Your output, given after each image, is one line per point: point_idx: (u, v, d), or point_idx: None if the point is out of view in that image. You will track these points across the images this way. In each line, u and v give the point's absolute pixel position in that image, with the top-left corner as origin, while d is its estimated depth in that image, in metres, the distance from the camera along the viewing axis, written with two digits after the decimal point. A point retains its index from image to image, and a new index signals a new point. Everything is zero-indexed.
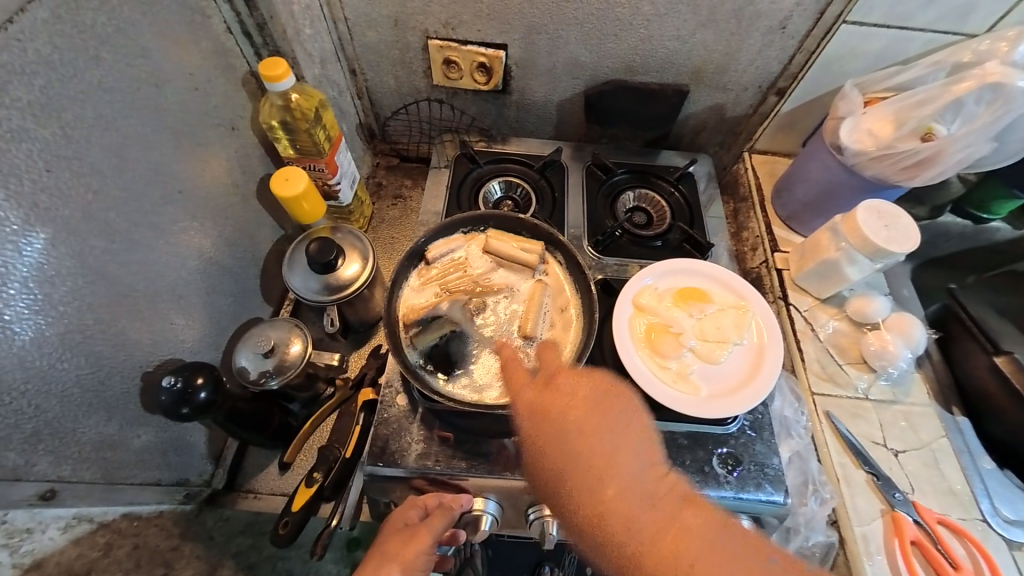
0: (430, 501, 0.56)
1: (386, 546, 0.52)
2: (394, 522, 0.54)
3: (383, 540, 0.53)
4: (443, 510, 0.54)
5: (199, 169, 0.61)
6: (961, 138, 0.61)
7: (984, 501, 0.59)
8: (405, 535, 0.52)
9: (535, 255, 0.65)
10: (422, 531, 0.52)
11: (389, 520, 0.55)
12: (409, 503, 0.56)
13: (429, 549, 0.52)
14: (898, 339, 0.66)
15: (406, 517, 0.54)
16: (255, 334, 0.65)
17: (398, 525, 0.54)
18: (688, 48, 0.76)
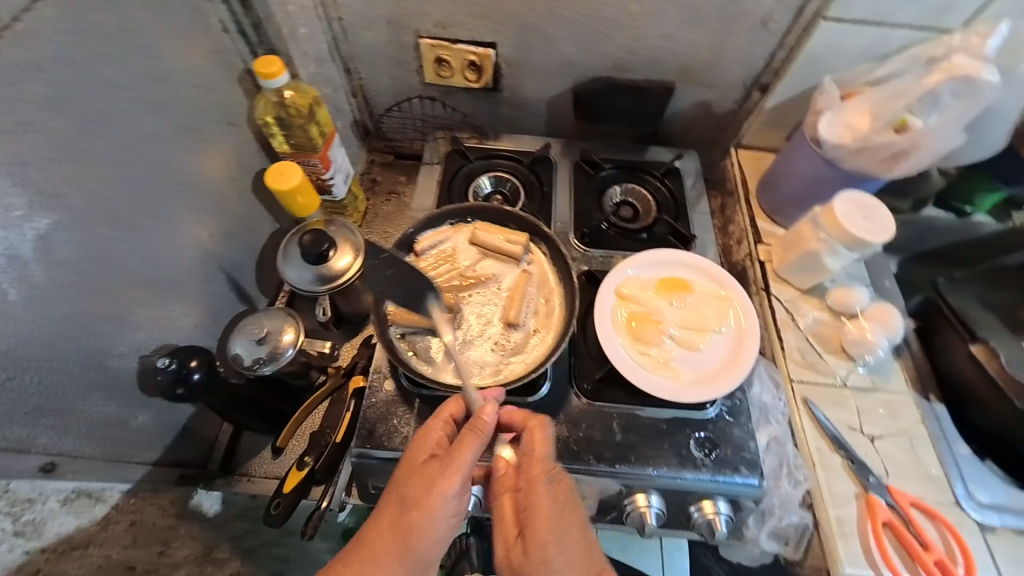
0: (453, 415, 0.54)
1: (409, 475, 0.50)
2: (415, 449, 0.52)
3: (407, 468, 0.50)
4: (470, 430, 0.51)
5: (199, 162, 0.63)
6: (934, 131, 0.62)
7: (959, 485, 0.60)
8: (433, 465, 0.50)
9: (520, 246, 0.66)
10: (453, 458, 0.49)
11: (409, 445, 0.53)
12: (429, 425, 0.53)
13: (463, 476, 0.49)
14: (877, 329, 0.68)
15: (430, 444, 0.52)
16: (250, 323, 0.67)
17: (420, 453, 0.51)
18: (674, 45, 0.78)
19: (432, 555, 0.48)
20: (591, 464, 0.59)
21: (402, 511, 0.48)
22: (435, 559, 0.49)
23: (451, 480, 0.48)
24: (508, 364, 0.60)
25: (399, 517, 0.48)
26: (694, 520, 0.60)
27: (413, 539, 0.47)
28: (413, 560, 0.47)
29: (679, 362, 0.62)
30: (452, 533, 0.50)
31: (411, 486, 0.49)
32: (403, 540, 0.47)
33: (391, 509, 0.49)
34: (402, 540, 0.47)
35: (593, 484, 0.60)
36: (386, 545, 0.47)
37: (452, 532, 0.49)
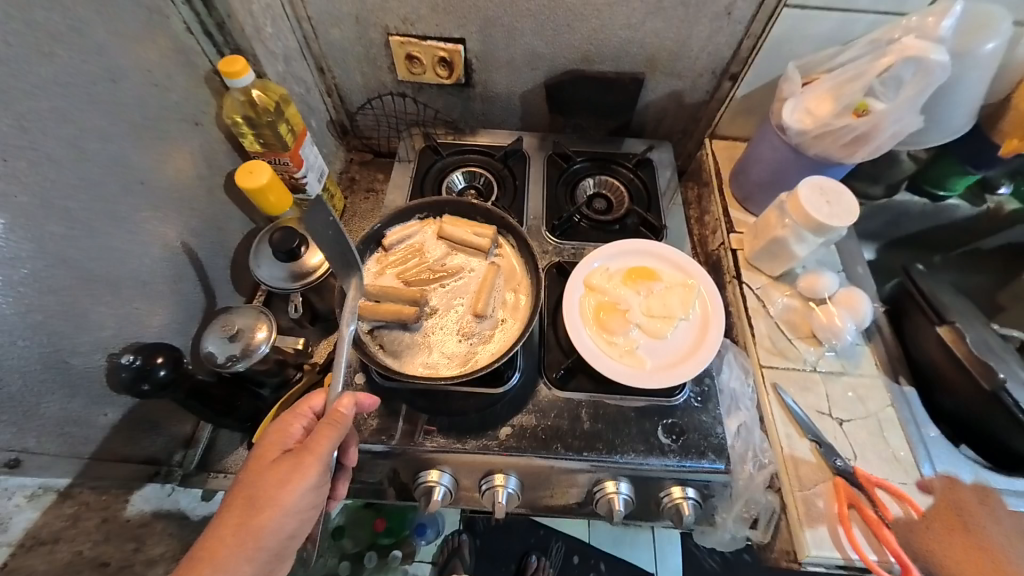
0: (314, 407, 0.55)
1: (257, 475, 0.49)
2: (268, 446, 0.52)
3: (257, 466, 0.50)
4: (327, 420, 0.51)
5: (162, 162, 0.63)
6: (891, 112, 0.62)
7: (927, 466, 0.61)
8: (285, 460, 0.49)
9: (487, 239, 0.67)
10: (305, 452, 0.49)
11: (263, 442, 0.52)
12: (283, 421, 0.53)
13: (316, 468, 0.49)
14: (844, 314, 0.68)
15: (285, 438, 0.52)
16: (222, 321, 0.68)
17: (271, 451, 0.51)
18: (640, 36, 0.79)
19: (280, 552, 0.48)
20: (560, 453, 0.59)
21: (246, 512, 0.47)
22: (287, 553, 0.49)
23: (304, 472, 0.49)
24: (473, 355, 0.60)
25: (246, 517, 0.47)
26: (662, 506, 0.61)
27: (257, 537, 0.46)
28: (260, 558, 0.47)
29: (645, 350, 0.63)
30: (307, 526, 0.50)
31: (258, 484, 0.48)
32: (249, 540, 0.46)
33: (236, 510, 0.47)
34: (249, 541, 0.46)
35: (564, 473, 0.60)
36: (228, 549, 0.45)
37: (307, 525, 0.50)
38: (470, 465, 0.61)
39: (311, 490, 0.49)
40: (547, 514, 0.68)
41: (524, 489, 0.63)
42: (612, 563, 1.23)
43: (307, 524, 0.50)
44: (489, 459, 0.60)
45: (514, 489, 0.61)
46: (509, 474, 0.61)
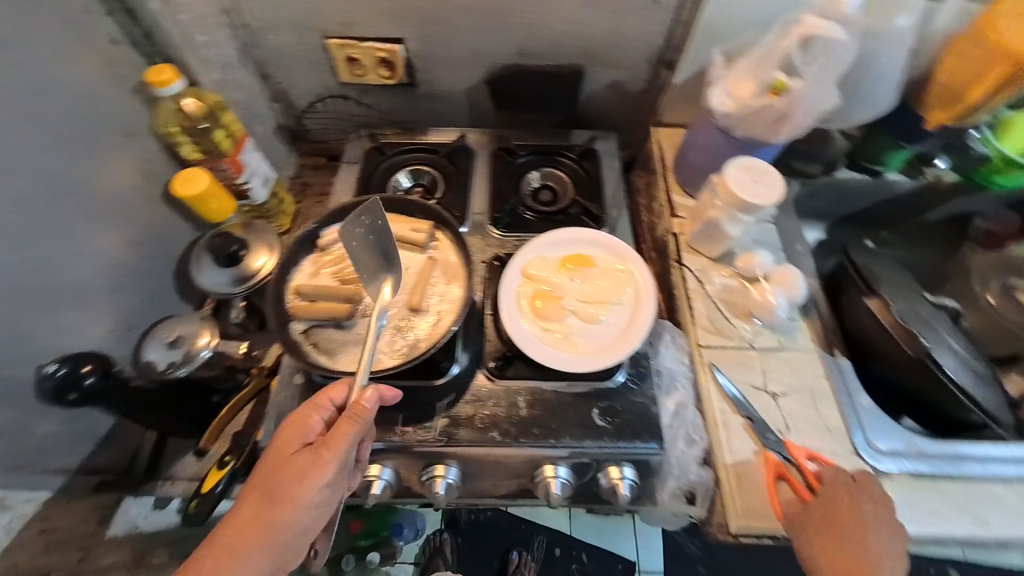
0: (335, 399, 0.54)
1: (276, 469, 0.50)
2: (283, 440, 0.52)
3: (275, 460, 0.51)
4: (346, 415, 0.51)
5: (95, 173, 0.64)
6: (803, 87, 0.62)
7: (858, 434, 0.62)
8: (306, 454, 0.50)
9: (423, 234, 0.67)
10: (324, 448, 0.50)
11: (278, 437, 0.53)
12: (298, 416, 0.53)
13: (333, 463, 0.49)
14: (778, 291, 0.69)
15: (307, 431, 0.52)
16: (165, 328, 0.69)
17: (287, 447, 0.52)
18: (574, 29, 0.80)
19: (297, 542, 0.50)
20: (498, 440, 0.61)
21: (264, 505, 0.49)
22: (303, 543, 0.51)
23: (321, 469, 0.49)
24: (408, 348, 0.61)
25: (264, 510, 0.49)
26: (602, 486, 0.62)
27: (273, 530, 0.48)
28: (279, 548, 0.49)
29: (579, 334, 0.63)
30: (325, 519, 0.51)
31: (277, 479, 0.50)
32: (269, 531, 0.48)
33: (258, 502, 0.50)
34: (268, 533, 0.48)
35: (504, 460, 0.61)
36: (247, 538, 0.48)
37: (321, 520, 0.51)
38: (410, 457, 0.61)
39: (336, 480, 0.50)
40: (495, 502, 0.69)
41: (469, 479, 0.64)
42: (593, 553, 1.24)
43: (323, 518, 0.51)
44: (428, 450, 0.61)
45: (454, 478, 0.62)
46: (450, 464, 0.62)
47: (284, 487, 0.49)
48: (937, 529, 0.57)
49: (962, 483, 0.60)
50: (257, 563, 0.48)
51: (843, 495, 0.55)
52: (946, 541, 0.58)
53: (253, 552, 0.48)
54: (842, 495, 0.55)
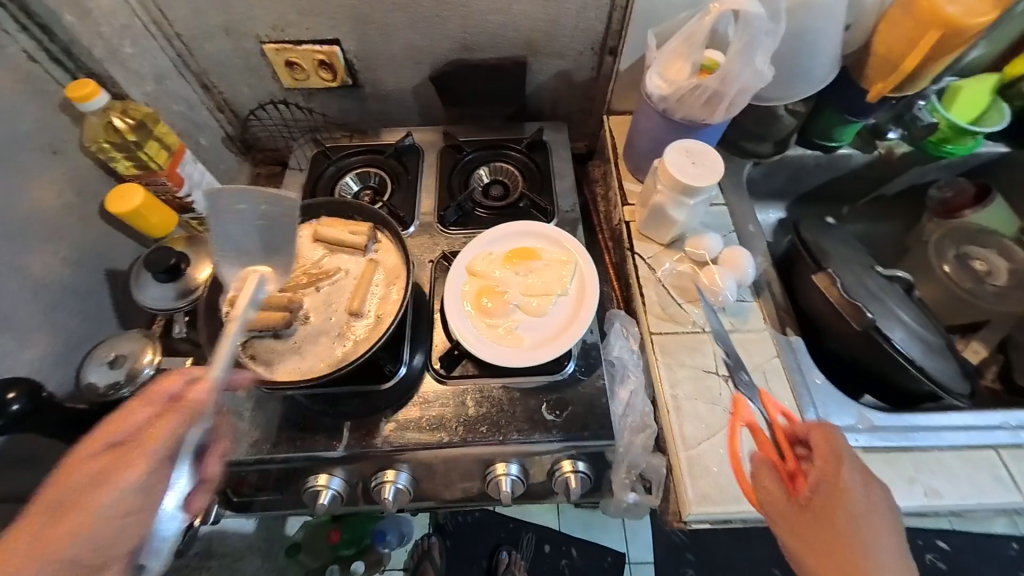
0: (172, 391, 0.49)
1: (74, 463, 0.46)
2: (114, 426, 0.48)
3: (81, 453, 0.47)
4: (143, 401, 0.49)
5: (15, 194, 0.62)
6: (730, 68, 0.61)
7: (810, 412, 0.62)
8: (106, 459, 0.47)
9: (362, 236, 0.66)
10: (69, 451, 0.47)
11: (112, 421, 0.49)
12: (138, 399, 0.49)
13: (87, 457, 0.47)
14: (725, 273, 0.68)
15: (127, 426, 0.48)
16: (104, 348, 0.67)
17: (126, 434, 0.48)
18: (511, 20, 0.79)
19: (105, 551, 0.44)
20: (447, 441, 0.60)
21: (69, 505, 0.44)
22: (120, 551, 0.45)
23: (81, 465, 0.46)
24: (348, 354, 0.60)
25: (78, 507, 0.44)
26: (554, 478, 0.62)
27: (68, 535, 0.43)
28: (89, 554, 0.43)
29: (526, 324, 0.63)
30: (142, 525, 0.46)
31: (64, 472, 0.46)
32: (45, 541, 0.42)
33: (62, 500, 0.44)
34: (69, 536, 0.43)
35: (454, 461, 0.61)
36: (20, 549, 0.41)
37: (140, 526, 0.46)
38: (358, 463, 0.61)
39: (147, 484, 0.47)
40: (453, 502, 0.68)
41: (422, 482, 0.64)
42: (582, 547, 1.22)
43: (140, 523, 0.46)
44: (374, 458, 0.60)
45: (404, 484, 0.61)
46: (399, 469, 0.61)
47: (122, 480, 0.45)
48: None
49: (915, 455, 0.60)
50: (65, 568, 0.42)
51: (830, 480, 0.49)
52: (900, 514, 0.57)
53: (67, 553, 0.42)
54: (828, 477, 0.49)
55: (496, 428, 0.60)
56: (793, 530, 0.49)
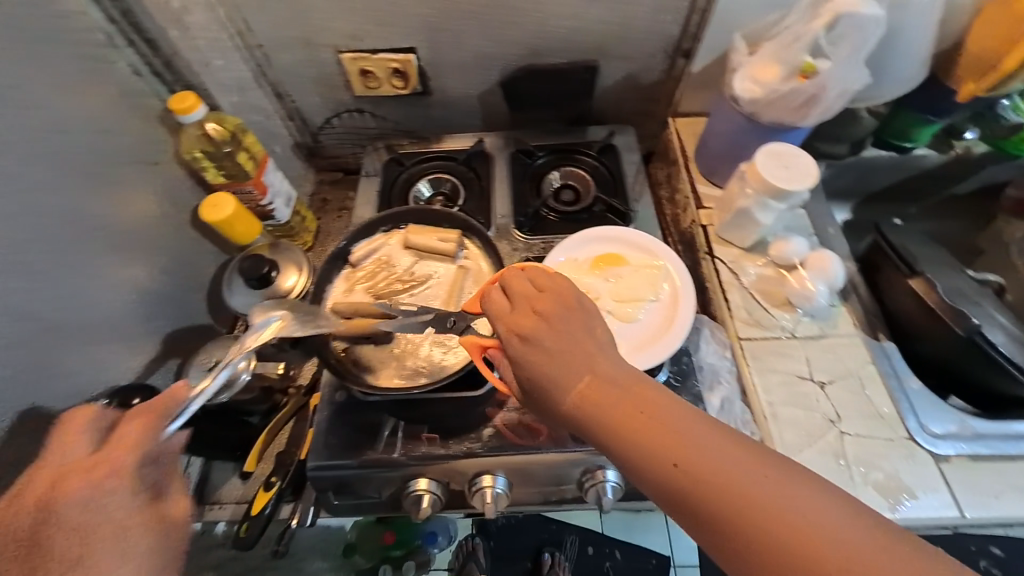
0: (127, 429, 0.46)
1: (61, 485, 0.40)
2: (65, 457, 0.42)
3: (58, 479, 0.40)
4: (150, 412, 0.46)
5: (121, 207, 0.64)
6: (834, 71, 0.61)
7: (911, 418, 0.61)
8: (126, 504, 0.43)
9: (451, 243, 0.67)
10: (116, 453, 0.42)
11: (47, 471, 0.41)
12: (134, 419, 0.45)
13: (137, 465, 0.43)
14: (815, 278, 0.68)
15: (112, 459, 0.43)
16: (201, 353, 0.69)
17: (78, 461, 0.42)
18: (586, 24, 0.78)
19: (152, 562, 0.41)
20: (543, 446, 0.61)
21: (82, 527, 0.39)
22: (167, 558, 0.42)
23: (121, 475, 0.41)
24: (448, 360, 0.61)
25: (77, 536, 0.38)
26: None
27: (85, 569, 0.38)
28: None
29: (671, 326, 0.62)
30: (153, 538, 0.42)
31: (58, 495, 0.39)
32: (86, 560, 0.38)
33: (59, 531, 0.38)
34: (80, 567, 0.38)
35: (550, 467, 0.61)
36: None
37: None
38: (455, 468, 0.61)
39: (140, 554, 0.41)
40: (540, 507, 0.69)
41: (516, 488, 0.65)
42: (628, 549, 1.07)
43: (146, 531, 0.42)
44: (477, 462, 0.61)
45: (504, 488, 0.62)
46: (497, 474, 0.62)
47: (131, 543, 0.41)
48: (1005, 512, 0.56)
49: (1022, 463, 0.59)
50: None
51: (574, 332, 0.46)
52: (1011, 523, 0.56)
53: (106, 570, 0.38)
54: (552, 312, 0.46)
55: None
56: (572, 390, 0.43)
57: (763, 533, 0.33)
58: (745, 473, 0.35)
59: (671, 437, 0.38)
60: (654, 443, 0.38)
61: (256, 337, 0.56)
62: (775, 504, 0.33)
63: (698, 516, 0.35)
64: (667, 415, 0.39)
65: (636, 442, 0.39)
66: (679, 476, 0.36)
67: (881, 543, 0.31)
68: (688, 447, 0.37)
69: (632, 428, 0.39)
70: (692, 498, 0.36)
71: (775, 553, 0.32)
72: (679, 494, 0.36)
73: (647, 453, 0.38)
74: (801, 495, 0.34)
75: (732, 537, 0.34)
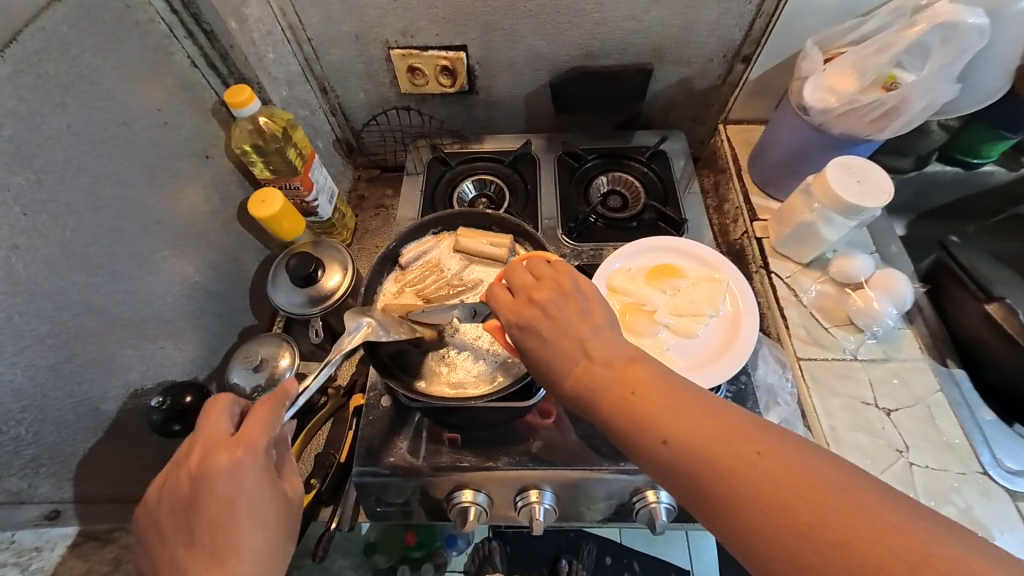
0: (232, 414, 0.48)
1: (207, 459, 0.44)
2: (207, 433, 0.45)
3: (203, 454, 0.44)
4: (271, 398, 0.49)
5: (175, 200, 0.63)
6: (923, 83, 0.60)
7: (984, 452, 0.58)
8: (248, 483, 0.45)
9: (503, 248, 0.65)
10: (248, 435, 0.45)
11: (194, 444, 0.45)
12: (259, 405, 0.48)
13: (267, 446, 0.46)
14: (882, 296, 0.64)
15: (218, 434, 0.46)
16: (245, 351, 0.68)
17: (217, 436, 0.46)
18: (644, 26, 0.75)
19: (278, 531, 0.46)
20: (596, 463, 0.60)
21: (226, 499, 0.43)
22: (288, 526, 0.47)
23: (254, 456, 0.45)
24: (500, 371, 0.59)
25: (223, 506, 0.43)
26: None
27: (230, 535, 0.43)
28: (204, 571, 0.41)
29: (733, 352, 0.59)
30: (278, 510, 0.46)
31: (206, 469, 0.43)
32: (231, 527, 0.43)
33: (209, 501, 0.43)
34: (226, 533, 0.43)
35: (601, 484, 0.61)
36: (205, 547, 0.42)
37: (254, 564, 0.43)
38: (504, 480, 0.61)
39: (265, 534, 0.45)
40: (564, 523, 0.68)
41: (562, 502, 0.64)
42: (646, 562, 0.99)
43: (273, 505, 0.46)
44: (523, 475, 0.60)
45: (550, 504, 0.62)
46: (544, 489, 0.62)
47: (249, 521, 0.44)
48: None
49: None
50: (253, 541, 0.44)
51: (567, 316, 0.45)
52: None
53: (247, 535, 0.43)
54: (545, 300, 0.46)
55: None
56: (568, 374, 0.43)
57: (748, 501, 0.34)
58: (733, 445, 0.35)
59: (665, 416, 0.38)
60: (645, 419, 0.39)
61: (348, 339, 0.55)
62: (760, 473, 0.34)
63: (687, 487, 0.36)
64: (657, 393, 0.40)
65: (629, 422, 0.39)
66: (669, 452, 0.37)
67: (868, 506, 0.31)
68: (677, 423, 0.38)
69: (623, 408, 0.40)
70: (680, 471, 0.37)
71: (761, 519, 0.33)
72: (670, 468, 0.37)
73: (639, 431, 0.39)
74: (784, 462, 0.34)
75: (720, 505, 0.35)
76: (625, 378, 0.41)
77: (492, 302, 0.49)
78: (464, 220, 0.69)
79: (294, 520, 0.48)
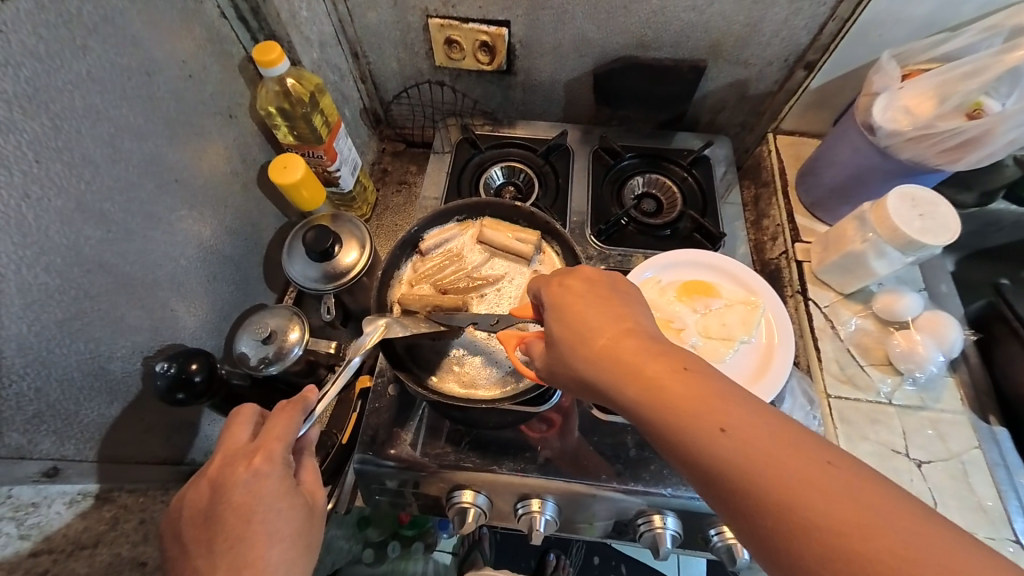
0: (252, 423, 0.49)
1: (227, 469, 0.45)
2: (229, 444, 0.46)
3: (223, 463, 0.45)
4: (291, 405, 0.48)
5: (196, 158, 0.61)
6: (1015, 115, 0.55)
7: (1018, 520, 0.54)
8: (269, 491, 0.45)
9: (530, 245, 0.61)
10: (266, 443, 0.45)
11: (216, 454, 0.46)
12: (279, 412, 0.47)
13: (285, 455, 0.46)
14: (928, 340, 0.60)
15: (240, 443, 0.47)
16: (255, 322, 0.65)
17: (239, 445, 0.46)
18: (706, 20, 0.69)
19: (296, 544, 0.45)
20: (606, 481, 0.58)
21: (244, 509, 0.43)
22: (307, 538, 0.46)
23: (271, 464, 0.45)
24: (514, 375, 0.57)
25: (239, 517, 0.43)
26: (713, 543, 0.60)
27: (247, 547, 0.42)
28: None
29: (767, 382, 0.56)
30: (297, 521, 0.45)
31: (226, 477, 0.44)
32: (246, 539, 0.42)
33: (228, 511, 0.43)
34: (243, 545, 0.42)
35: (608, 502, 0.59)
36: (222, 558, 0.42)
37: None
38: (508, 486, 0.60)
39: (284, 547, 0.44)
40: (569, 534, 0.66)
41: (563, 513, 0.62)
42: (635, 567, 0.96)
43: (292, 514, 0.45)
44: (527, 483, 0.59)
45: (552, 515, 0.60)
46: (546, 500, 0.60)
47: (268, 532, 0.43)
48: None
49: None
50: (270, 553, 0.43)
51: (599, 301, 0.43)
52: None
53: (263, 545, 0.43)
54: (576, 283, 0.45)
55: (668, 481, 0.57)
56: (593, 353, 0.40)
57: (817, 509, 0.30)
58: (800, 444, 0.32)
59: (698, 410, 0.35)
60: (679, 411, 0.35)
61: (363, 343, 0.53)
62: (808, 488, 0.30)
63: (720, 490, 0.33)
64: (694, 386, 0.36)
65: (662, 415, 0.36)
66: (728, 439, 0.33)
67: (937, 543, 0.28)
68: (744, 416, 0.34)
69: (652, 397, 0.36)
70: (733, 462, 0.33)
71: (830, 530, 0.29)
72: (722, 461, 0.33)
73: (671, 426, 0.35)
74: (839, 482, 0.30)
75: (787, 515, 0.30)
76: (658, 367, 0.37)
77: (534, 285, 0.48)
78: (492, 209, 0.65)
79: (316, 532, 0.47)
